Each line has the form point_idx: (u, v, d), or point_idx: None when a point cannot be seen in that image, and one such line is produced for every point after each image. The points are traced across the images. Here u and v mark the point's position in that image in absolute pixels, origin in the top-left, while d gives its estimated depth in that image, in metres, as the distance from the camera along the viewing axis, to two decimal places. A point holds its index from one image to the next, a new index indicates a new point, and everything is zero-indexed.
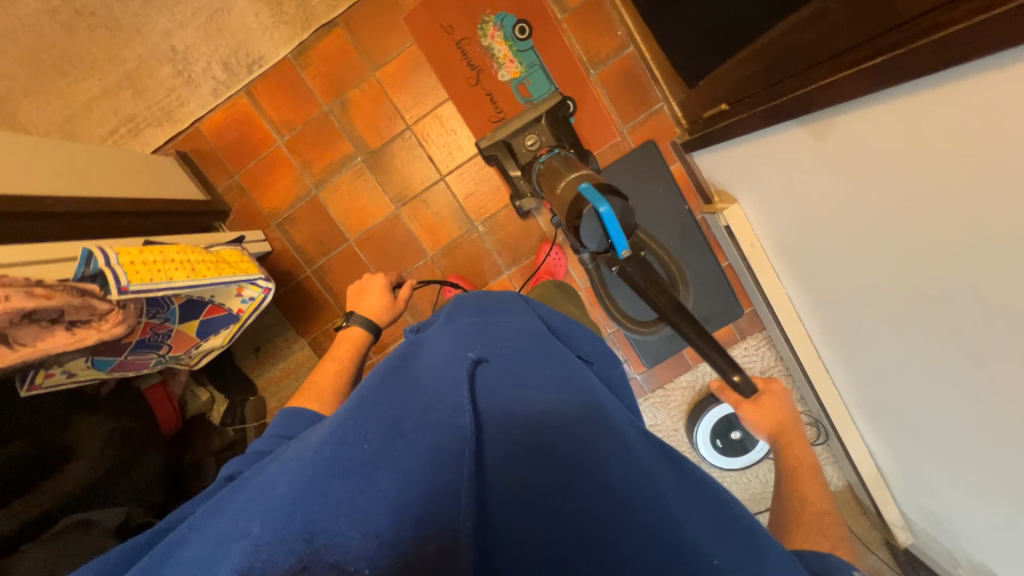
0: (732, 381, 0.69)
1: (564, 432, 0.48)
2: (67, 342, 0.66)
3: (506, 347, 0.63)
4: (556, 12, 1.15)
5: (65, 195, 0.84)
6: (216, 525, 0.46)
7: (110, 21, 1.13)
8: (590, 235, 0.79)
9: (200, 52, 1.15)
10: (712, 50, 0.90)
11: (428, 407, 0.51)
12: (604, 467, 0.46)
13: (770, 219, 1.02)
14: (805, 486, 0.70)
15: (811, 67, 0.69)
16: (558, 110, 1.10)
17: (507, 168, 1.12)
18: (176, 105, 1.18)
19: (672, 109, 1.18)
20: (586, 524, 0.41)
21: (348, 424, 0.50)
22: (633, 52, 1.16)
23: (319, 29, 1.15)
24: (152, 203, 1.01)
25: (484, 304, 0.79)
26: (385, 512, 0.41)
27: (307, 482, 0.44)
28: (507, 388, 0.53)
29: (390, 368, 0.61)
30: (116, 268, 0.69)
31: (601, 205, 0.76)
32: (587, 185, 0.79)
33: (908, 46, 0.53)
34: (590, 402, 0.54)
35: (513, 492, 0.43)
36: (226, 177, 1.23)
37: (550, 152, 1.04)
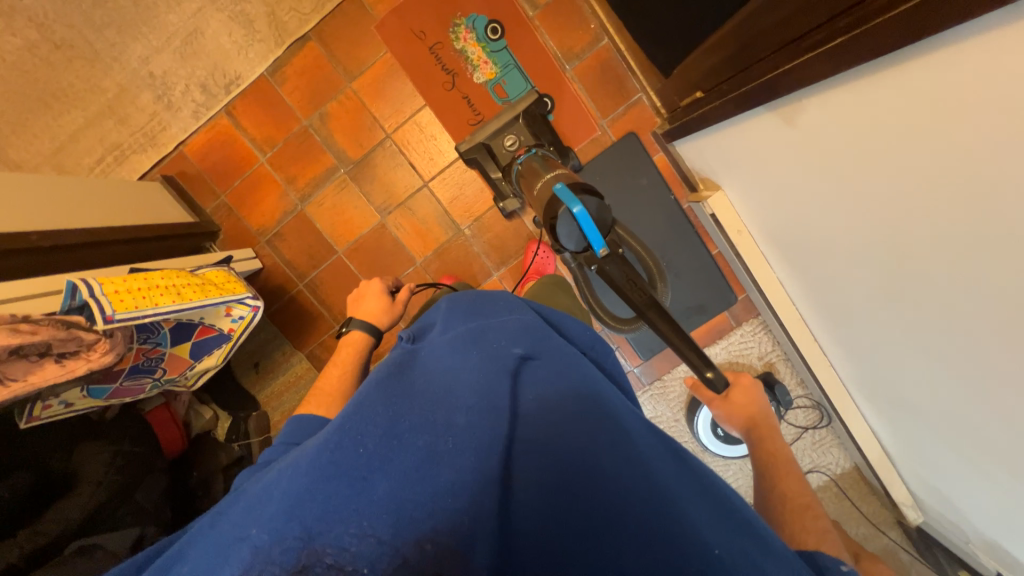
0: (704, 375, 0.80)
1: (565, 429, 0.49)
2: (58, 373, 0.67)
3: (505, 344, 0.62)
4: (527, 10, 1.14)
5: (55, 229, 0.86)
6: (217, 531, 0.47)
7: (88, 51, 1.15)
8: (568, 235, 0.78)
9: (178, 76, 1.17)
10: (682, 39, 0.89)
11: (428, 409, 0.51)
12: (607, 459, 0.46)
13: (756, 207, 1.01)
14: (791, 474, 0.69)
15: (777, 51, 0.69)
16: (535, 108, 1.08)
17: (487, 170, 1.11)
18: (159, 129, 1.20)
19: (651, 99, 1.16)
20: (589, 518, 0.43)
21: (344, 427, 0.50)
22: (608, 44, 1.15)
23: (293, 45, 1.16)
24: (141, 230, 1.03)
25: (480, 300, 0.78)
26: (382, 515, 0.42)
27: (303, 489, 0.45)
28: (507, 385, 0.54)
29: (387, 371, 0.61)
30: (100, 298, 0.70)
31: (574, 205, 0.75)
32: (562, 185, 0.78)
33: (870, 23, 0.52)
34: (593, 395, 0.54)
35: (520, 490, 0.45)
36: (213, 197, 1.24)
37: (527, 153, 1.04)
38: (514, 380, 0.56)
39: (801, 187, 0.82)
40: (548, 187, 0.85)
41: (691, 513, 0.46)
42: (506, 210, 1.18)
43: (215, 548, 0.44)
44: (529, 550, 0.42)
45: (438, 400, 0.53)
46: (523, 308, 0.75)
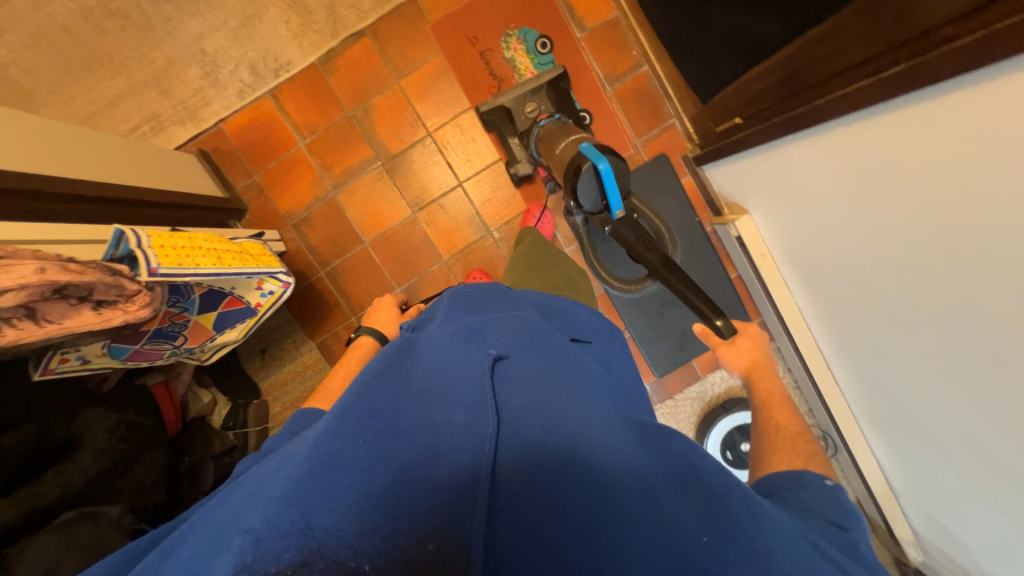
0: (715, 324, 0.86)
1: (560, 427, 0.47)
2: (92, 321, 0.64)
3: (503, 339, 0.60)
4: (575, 30, 1.20)
5: (115, 183, 0.86)
6: (212, 523, 0.43)
7: (143, 23, 1.17)
8: (587, 192, 0.88)
9: (228, 56, 1.19)
10: (726, 66, 0.95)
11: (426, 405, 0.50)
12: (597, 452, 0.44)
13: (781, 226, 1.04)
14: (778, 413, 0.73)
15: (836, 78, 0.71)
16: (558, 82, 1.10)
17: (503, 135, 1.14)
18: (201, 105, 1.20)
19: (684, 124, 1.22)
20: (579, 517, 0.40)
21: (344, 417, 0.48)
22: (648, 70, 1.21)
23: (347, 38, 1.19)
24: (186, 198, 1.03)
25: (485, 292, 0.75)
26: (380, 509, 0.40)
27: (304, 475, 0.42)
28: (517, 387, 0.52)
29: (387, 361, 0.59)
30: (147, 250, 0.69)
31: (601, 161, 0.83)
32: (587, 144, 0.86)
33: (922, 57, 0.57)
34: (584, 395, 0.54)
35: (507, 488, 0.42)
36: (245, 177, 1.24)
37: (550, 117, 1.07)
38: (509, 381, 0.53)
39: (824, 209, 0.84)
40: (572, 146, 0.91)
41: (687, 507, 0.43)
42: (516, 175, 1.16)
43: (216, 530, 0.42)
44: (519, 547, 0.38)
45: (425, 398, 0.51)
46: (523, 304, 0.72)
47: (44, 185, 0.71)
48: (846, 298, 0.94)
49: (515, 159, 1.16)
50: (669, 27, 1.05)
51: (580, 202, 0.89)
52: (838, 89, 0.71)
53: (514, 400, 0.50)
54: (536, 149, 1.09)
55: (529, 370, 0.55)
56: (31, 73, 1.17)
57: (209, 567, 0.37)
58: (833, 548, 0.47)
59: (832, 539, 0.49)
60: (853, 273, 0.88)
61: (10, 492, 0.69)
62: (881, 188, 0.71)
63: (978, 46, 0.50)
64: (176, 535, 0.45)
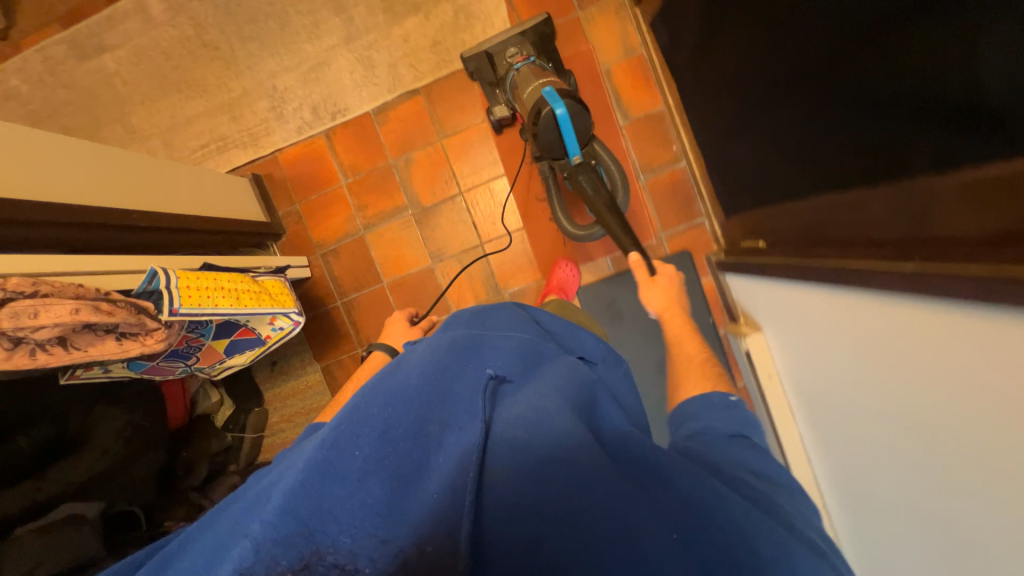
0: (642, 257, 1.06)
1: (546, 429, 0.50)
2: (113, 351, 0.72)
3: (494, 361, 0.64)
4: (618, 118, 1.22)
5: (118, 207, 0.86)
6: (218, 530, 0.47)
7: (228, 55, 1.30)
8: (545, 138, 0.92)
9: (295, 94, 1.29)
10: (751, 193, 0.96)
11: (420, 414, 0.53)
12: (574, 452, 0.48)
13: (787, 349, 1.01)
14: (686, 344, 0.94)
15: (851, 247, 0.68)
16: (541, 29, 1.09)
17: (485, 80, 1.15)
18: (263, 133, 1.31)
19: (712, 226, 1.21)
20: (557, 514, 0.43)
21: (339, 427, 0.50)
22: (684, 167, 1.21)
23: (402, 94, 1.27)
24: (198, 223, 1.03)
25: (482, 313, 0.79)
26: (377, 514, 0.44)
27: (301, 485, 0.45)
28: (511, 408, 0.55)
29: (382, 372, 0.62)
30: (173, 291, 0.77)
31: (557, 107, 0.88)
32: (549, 89, 0.90)
33: (919, 264, 0.55)
34: (566, 398, 0.57)
35: (491, 486, 0.47)
36: (288, 204, 1.34)
37: (526, 59, 1.05)
38: (505, 399, 0.57)
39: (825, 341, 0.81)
40: (535, 92, 0.94)
41: (648, 504, 0.45)
42: (494, 119, 1.18)
43: (221, 539, 0.46)
44: (503, 537, 0.43)
45: (418, 403, 0.54)
46: (523, 325, 0.76)
47: (40, 212, 0.72)
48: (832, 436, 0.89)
49: (495, 103, 1.18)
50: (708, 139, 1.06)
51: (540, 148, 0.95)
52: (846, 256, 0.68)
53: (503, 415, 0.54)
54: (511, 93, 1.08)
55: (521, 395, 0.58)
56: (130, 84, 1.33)
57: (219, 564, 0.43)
58: (756, 481, 0.53)
59: (743, 446, 0.59)
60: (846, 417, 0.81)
61: (18, 484, 0.78)
62: (871, 342, 0.67)
63: (967, 286, 0.47)
64: (175, 545, 0.49)
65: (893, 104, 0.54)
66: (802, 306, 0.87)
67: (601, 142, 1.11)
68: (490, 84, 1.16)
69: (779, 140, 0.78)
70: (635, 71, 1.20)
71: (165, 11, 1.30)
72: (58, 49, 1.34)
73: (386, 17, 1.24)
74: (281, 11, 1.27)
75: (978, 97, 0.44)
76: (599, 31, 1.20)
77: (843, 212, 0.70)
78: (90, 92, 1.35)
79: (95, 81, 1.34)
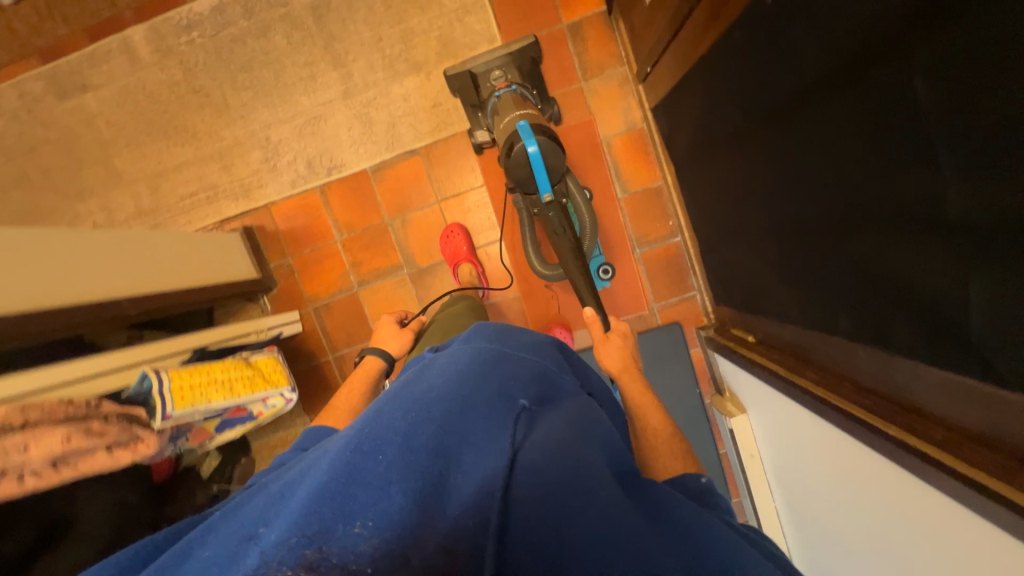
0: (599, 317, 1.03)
1: (572, 453, 0.46)
2: (103, 462, 0.69)
3: (522, 376, 0.58)
4: (618, 190, 1.23)
5: (84, 300, 0.83)
6: (238, 521, 0.45)
7: (219, 102, 1.26)
8: (516, 172, 0.91)
9: (290, 147, 1.26)
10: (740, 292, 0.98)
11: (443, 420, 0.49)
12: (604, 482, 0.43)
13: (771, 435, 1.04)
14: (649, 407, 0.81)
15: (847, 358, 0.69)
16: (526, 53, 1.07)
17: (468, 101, 1.11)
18: (256, 185, 1.28)
19: (703, 301, 1.24)
20: (591, 545, 0.37)
21: (366, 428, 0.48)
22: (680, 242, 1.23)
23: (401, 153, 1.25)
24: (176, 298, 1.00)
25: (503, 331, 0.74)
26: (396, 530, 0.41)
27: (324, 487, 0.43)
28: (538, 427, 0.50)
29: (406, 380, 0.60)
30: (165, 395, 0.76)
31: (529, 144, 0.86)
32: (524, 122, 0.88)
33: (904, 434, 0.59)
34: (602, 432, 0.53)
35: (519, 504, 0.41)
36: (280, 257, 1.31)
37: (506, 87, 1.04)
38: (539, 418, 0.52)
39: (812, 435, 0.84)
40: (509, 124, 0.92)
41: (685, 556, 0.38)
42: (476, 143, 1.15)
43: (234, 534, 0.43)
44: (528, 555, 0.38)
45: (447, 408, 0.50)
46: (549, 345, 0.73)
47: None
48: (808, 531, 0.91)
49: (477, 127, 1.15)
50: (703, 226, 1.07)
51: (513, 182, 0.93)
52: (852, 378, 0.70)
53: (535, 436, 0.49)
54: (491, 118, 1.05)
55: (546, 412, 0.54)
56: (113, 126, 1.28)
57: (233, 568, 0.40)
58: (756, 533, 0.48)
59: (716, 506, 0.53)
60: (823, 502, 0.83)
61: None
62: (856, 462, 0.70)
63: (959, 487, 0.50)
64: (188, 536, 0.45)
65: (877, 235, 0.54)
66: (788, 405, 0.91)
67: (573, 178, 1.12)
68: (474, 106, 1.14)
69: (771, 265, 0.81)
70: (636, 146, 1.21)
71: (153, 53, 1.24)
72: (35, 85, 1.27)
73: (387, 74, 1.22)
74: (276, 61, 1.23)
75: (978, 239, 0.43)
76: (601, 104, 1.20)
77: (833, 313, 0.68)
78: (71, 131, 1.29)
79: (75, 119, 1.28)
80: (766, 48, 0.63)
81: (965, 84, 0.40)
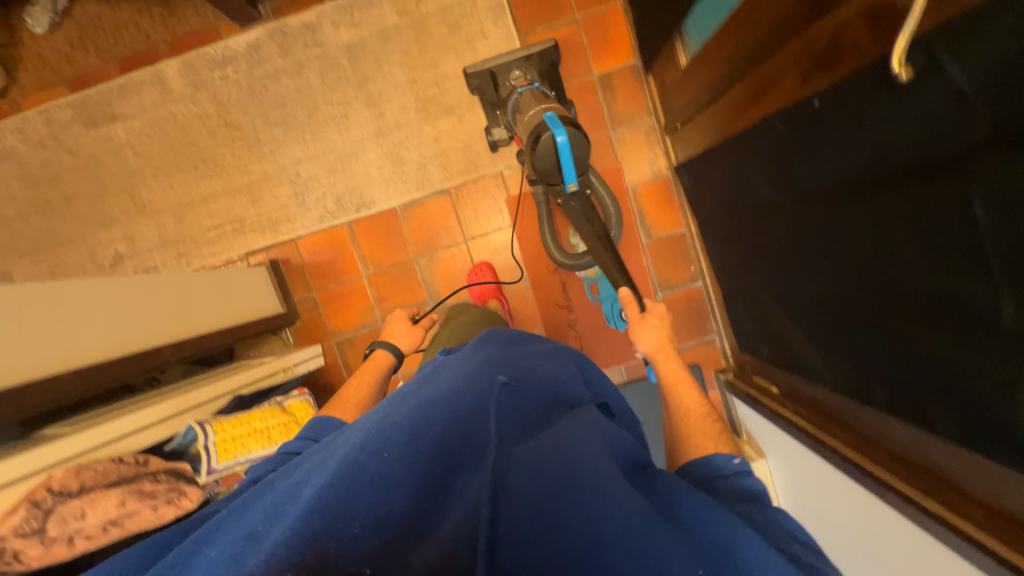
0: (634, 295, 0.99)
1: (568, 447, 0.48)
2: (151, 520, 0.64)
3: (522, 380, 0.60)
4: (641, 235, 1.26)
5: (121, 353, 0.83)
6: (247, 521, 0.47)
7: (251, 137, 1.26)
8: (544, 164, 0.90)
9: (319, 183, 1.27)
10: (763, 345, 1.01)
11: (443, 422, 0.52)
12: (600, 480, 0.43)
13: (785, 482, 1.06)
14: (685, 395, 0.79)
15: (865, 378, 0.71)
16: (547, 54, 1.06)
17: (488, 99, 1.12)
18: (284, 219, 1.29)
19: (722, 344, 1.27)
20: (581, 541, 0.39)
21: (371, 436, 0.51)
22: (700, 286, 1.27)
23: (430, 192, 1.27)
24: (205, 341, 1.00)
25: (515, 342, 0.78)
26: (396, 525, 0.43)
27: (330, 486, 0.45)
28: (532, 426, 0.53)
29: (413, 388, 0.64)
30: (210, 448, 0.78)
31: (558, 134, 0.85)
32: (552, 114, 0.87)
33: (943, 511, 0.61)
34: (607, 429, 0.53)
35: (508, 503, 0.43)
36: (305, 290, 1.32)
37: (528, 84, 1.03)
38: (535, 415, 0.55)
39: (830, 486, 0.86)
40: (535, 117, 0.91)
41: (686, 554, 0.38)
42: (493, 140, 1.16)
43: (241, 535, 0.45)
44: (518, 542, 0.40)
45: (448, 413, 0.53)
46: (555, 349, 0.75)
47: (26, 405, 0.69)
48: None
49: (495, 123, 1.17)
50: (726, 278, 1.10)
51: (538, 173, 0.92)
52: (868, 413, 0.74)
53: (534, 442, 0.50)
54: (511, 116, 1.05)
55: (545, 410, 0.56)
56: (141, 156, 1.28)
57: (239, 565, 0.41)
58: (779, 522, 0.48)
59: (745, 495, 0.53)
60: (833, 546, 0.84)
61: None
62: (880, 523, 0.72)
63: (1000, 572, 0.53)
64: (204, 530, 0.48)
65: (910, 253, 0.56)
66: (807, 457, 0.93)
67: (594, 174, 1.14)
68: (492, 104, 1.15)
69: (800, 332, 0.83)
70: (661, 193, 1.25)
71: (186, 86, 1.25)
72: (63, 113, 1.27)
73: (419, 116, 1.24)
74: (309, 99, 1.25)
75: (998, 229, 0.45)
76: (628, 152, 1.24)
77: (854, 329, 0.70)
78: (97, 161, 1.29)
79: (103, 149, 1.28)
80: (806, 140, 0.67)
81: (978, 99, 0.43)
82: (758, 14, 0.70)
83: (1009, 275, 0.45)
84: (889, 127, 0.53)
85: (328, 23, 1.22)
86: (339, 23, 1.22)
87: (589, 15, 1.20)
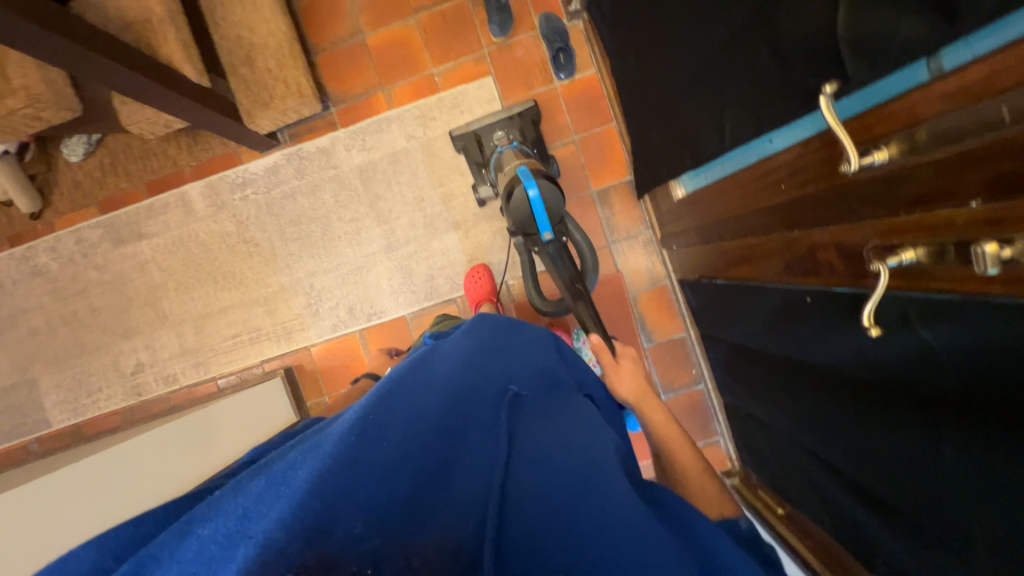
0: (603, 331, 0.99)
1: (571, 454, 0.49)
2: None
3: (520, 375, 0.63)
4: (643, 339, 1.30)
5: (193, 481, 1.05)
6: (228, 503, 0.43)
7: (268, 252, 1.33)
8: (517, 215, 0.92)
9: (332, 294, 1.33)
10: (767, 470, 1.01)
11: (444, 413, 0.52)
12: (609, 486, 0.45)
13: None
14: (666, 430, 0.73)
15: (825, 481, 0.74)
16: (527, 114, 1.19)
17: (473, 158, 1.20)
18: (297, 328, 1.34)
19: (726, 446, 1.27)
20: (595, 540, 0.40)
21: (367, 418, 0.50)
22: (703, 388, 1.29)
23: (438, 302, 1.32)
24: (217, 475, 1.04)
25: (507, 324, 0.78)
26: (396, 516, 0.41)
27: (327, 470, 0.42)
28: (530, 427, 0.54)
29: (409, 369, 0.64)
30: None
31: (530, 188, 0.88)
32: (524, 167, 0.91)
33: None
34: (596, 429, 0.56)
35: (519, 501, 0.43)
36: (317, 395, 1.35)
37: (508, 144, 1.11)
38: (524, 416, 0.56)
39: None
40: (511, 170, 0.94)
41: (677, 547, 0.41)
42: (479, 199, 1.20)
43: (231, 513, 0.41)
44: (525, 554, 0.39)
45: (450, 404, 0.54)
46: (545, 340, 0.76)
47: None
48: None
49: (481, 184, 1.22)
50: (726, 390, 1.12)
51: (514, 224, 0.94)
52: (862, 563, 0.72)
53: (537, 431, 0.53)
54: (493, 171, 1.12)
55: (537, 410, 0.57)
56: (165, 272, 1.35)
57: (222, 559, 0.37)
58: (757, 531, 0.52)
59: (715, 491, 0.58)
60: None
61: None
62: None
63: None
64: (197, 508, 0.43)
65: (852, 381, 0.61)
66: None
67: (571, 219, 1.03)
68: (478, 163, 1.21)
69: (798, 478, 0.84)
70: (660, 299, 1.29)
71: (208, 207, 1.33)
72: (93, 232, 1.35)
73: (427, 230, 1.30)
74: (324, 217, 1.32)
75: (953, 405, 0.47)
76: (627, 260, 1.29)
77: (806, 404, 0.73)
78: (123, 276, 1.36)
79: (128, 264, 1.35)
80: (797, 317, 0.69)
81: (942, 321, 0.45)
82: (743, 188, 0.74)
83: (951, 430, 0.47)
84: (875, 351, 0.55)
85: (342, 147, 1.30)
86: (351, 147, 1.30)
87: (586, 135, 1.27)
